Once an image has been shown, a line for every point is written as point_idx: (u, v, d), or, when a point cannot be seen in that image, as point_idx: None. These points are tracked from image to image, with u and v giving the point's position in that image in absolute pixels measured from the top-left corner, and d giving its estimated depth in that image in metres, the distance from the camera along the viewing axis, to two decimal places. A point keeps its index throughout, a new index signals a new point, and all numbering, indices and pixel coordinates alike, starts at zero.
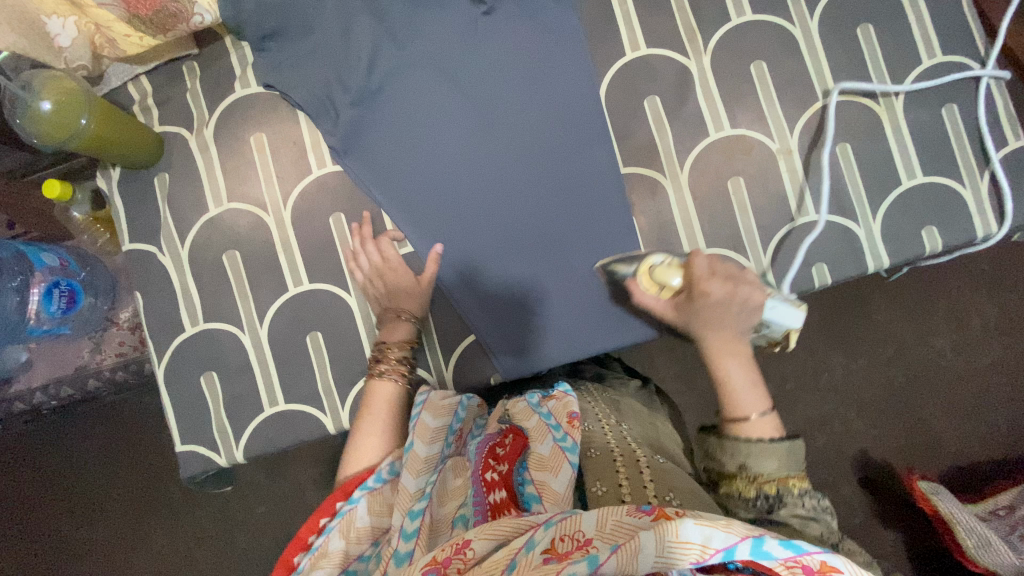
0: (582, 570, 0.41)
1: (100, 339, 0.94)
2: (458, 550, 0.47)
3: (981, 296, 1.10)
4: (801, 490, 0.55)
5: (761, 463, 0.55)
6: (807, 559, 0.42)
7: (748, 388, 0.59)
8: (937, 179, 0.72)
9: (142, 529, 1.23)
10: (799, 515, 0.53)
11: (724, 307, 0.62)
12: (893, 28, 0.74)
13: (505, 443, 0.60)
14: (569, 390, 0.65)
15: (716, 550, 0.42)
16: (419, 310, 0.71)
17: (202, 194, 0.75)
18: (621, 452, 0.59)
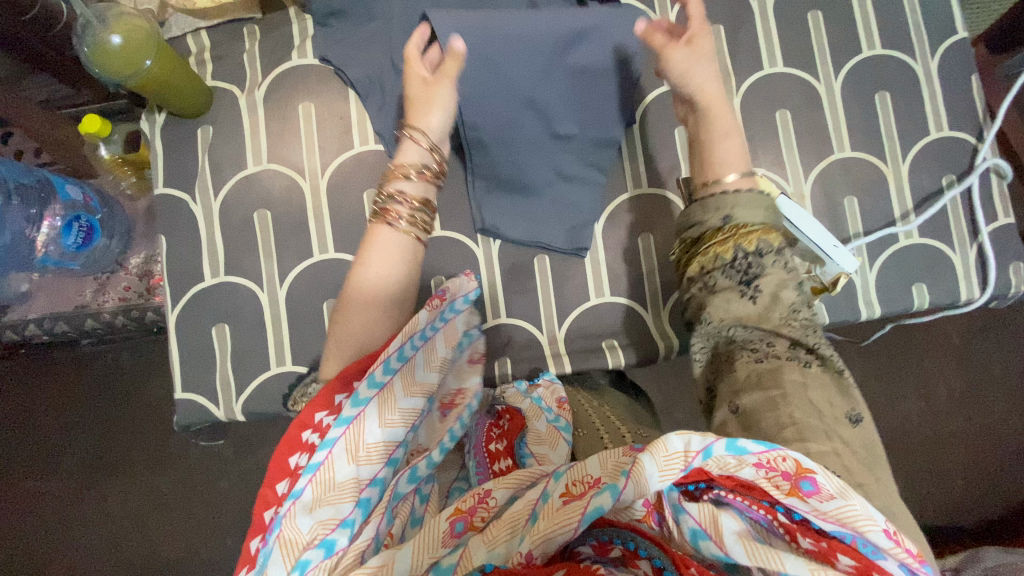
0: (606, 502, 0.40)
1: (105, 282, 0.93)
2: (481, 499, 0.46)
3: (952, 363, 1.16)
4: (777, 245, 0.57)
5: (743, 213, 0.58)
6: (782, 462, 0.41)
7: (732, 155, 0.63)
8: (931, 241, 0.78)
9: (103, 484, 1.20)
10: (780, 280, 0.56)
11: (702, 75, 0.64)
12: (908, 99, 0.80)
13: (501, 424, 0.64)
14: (553, 377, 0.71)
15: (698, 452, 0.41)
16: (426, 129, 0.66)
17: (243, 151, 0.77)
18: (607, 429, 0.62)
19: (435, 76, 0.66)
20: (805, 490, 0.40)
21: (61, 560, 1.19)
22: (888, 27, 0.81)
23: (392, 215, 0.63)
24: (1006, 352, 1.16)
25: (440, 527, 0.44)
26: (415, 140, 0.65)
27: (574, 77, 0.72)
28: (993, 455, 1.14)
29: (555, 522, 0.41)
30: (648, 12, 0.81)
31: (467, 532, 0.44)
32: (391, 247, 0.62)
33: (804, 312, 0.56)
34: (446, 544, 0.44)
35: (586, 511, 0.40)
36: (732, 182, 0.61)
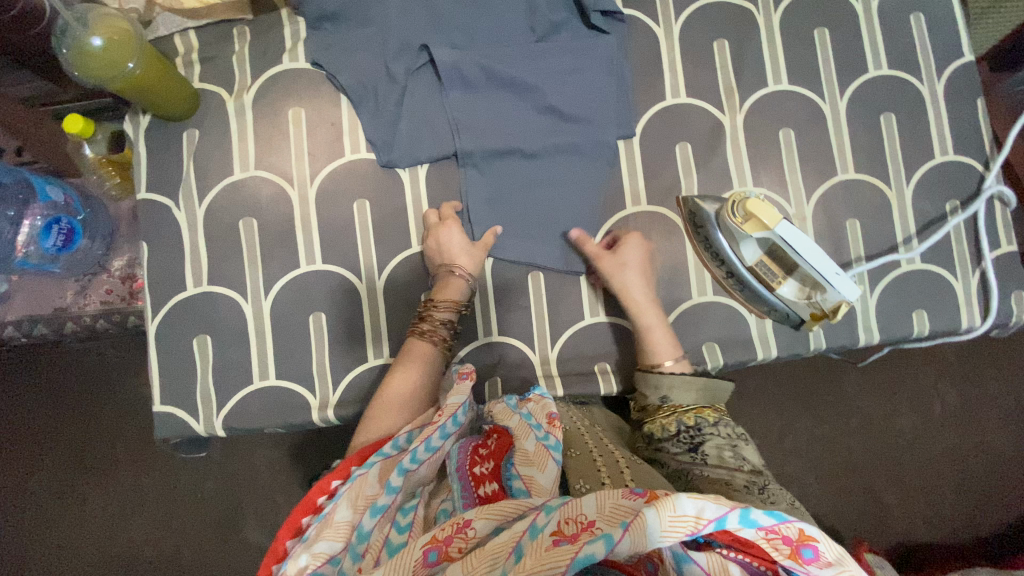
0: (599, 551, 0.38)
1: (87, 283, 0.91)
2: (460, 528, 0.44)
3: (949, 385, 1.15)
4: (716, 420, 0.61)
5: (678, 397, 0.65)
6: (786, 528, 0.39)
7: (664, 334, 0.70)
8: (933, 267, 0.77)
9: (83, 487, 1.18)
10: (720, 442, 0.58)
11: (633, 257, 0.72)
12: (913, 121, 0.79)
13: (488, 442, 0.58)
14: (544, 394, 0.65)
15: (709, 520, 0.39)
16: (472, 270, 0.71)
17: (230, 156, 0.75)
18: (601, 454, 0.58)
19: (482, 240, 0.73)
20: (806, 558, 0.39)
21: (38, 564, 1.16)
22: (895, 47, 0.80)
23: (437, 338, 0.68)
24: (1003, 375, 1.15)
25: (414, 554, 0.43)
26: (461, 274, 0.70)
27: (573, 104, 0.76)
28: (986, 479, 1.13)
29: (542, 562, 0.38)
30: (651, 24, 0.79)
31: (441, 561, 0.43)
32: (430, 366, 0.67)
33: (753, 466, 0.56)
34: (417, 573, 0.42)
35: (577, 556, 0.38)
36: (669, 366, 0.67)
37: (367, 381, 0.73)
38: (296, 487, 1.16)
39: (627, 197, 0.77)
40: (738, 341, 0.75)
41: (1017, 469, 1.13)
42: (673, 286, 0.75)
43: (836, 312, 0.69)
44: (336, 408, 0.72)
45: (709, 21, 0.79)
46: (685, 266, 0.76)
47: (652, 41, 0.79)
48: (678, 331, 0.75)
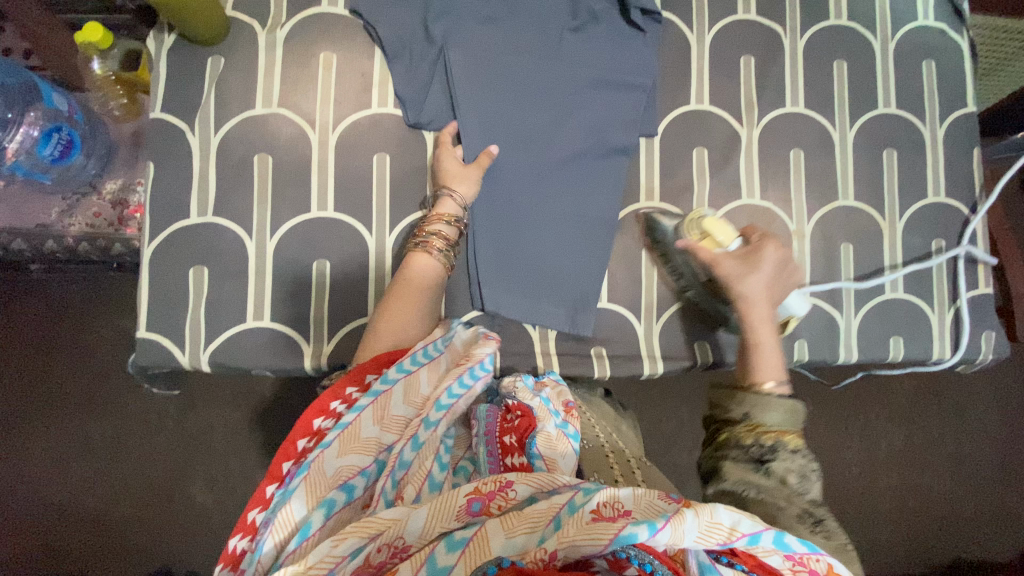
0: (641, 533, 0.41)
1: (74, 203, 0.86)
2: (502, 488, 0.46)
3: (904, 421, 1.21)
4: (797, 446, 0.56)
5: (763, 414, 0.58)
6: (814, 562, 0.44)
7: (774, 358, 0.62)
8: (914, 298, 0.81)
9: (29, 418, 1.12)
10: (790, 467, 0.54)
11: (778, 271, 0.66)
12: (913, 160, 0.84)
13: (510, 418, 0.57)
14: (558, 380, 0.67)
15: (742, 534, 0.43)
16: (466, 193, 0.71)
17: (254, 91, 0.73)
18: (612, 449, 0.61)
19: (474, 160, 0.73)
20: None
21: None
22: (904, 89, 0.84)
23: (434, 248, 0.67)
24: (952, 418, 1.22)
25: (458, 502, 0.45)
26: (455, 198, 0.70)
27: (601, 94, 0.77)
28: (926, 512, 1.20)
29: (584, 533, 0.42)
30: (685, 30, 0.81)
31: (481, 513, 0.45)
32: (429, 283, 0.66)
33: (811, 497, 0.54)
34: (458, 519, 0.45)
35: (620, 534, 0.41)
36: (767, 387, 0.60)
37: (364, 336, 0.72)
38: (259, 445, 1.13)
39: (642, 191, 0.79)
40: (729, 343, 0.77)
41: (955, 506, 1.20)
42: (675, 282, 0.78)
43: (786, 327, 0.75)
44: (329, 359, 0.71)
45: (738, 36, 0.82)
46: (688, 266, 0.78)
47: (684, 45, 0.81)
48: (674, 326, 0.77)
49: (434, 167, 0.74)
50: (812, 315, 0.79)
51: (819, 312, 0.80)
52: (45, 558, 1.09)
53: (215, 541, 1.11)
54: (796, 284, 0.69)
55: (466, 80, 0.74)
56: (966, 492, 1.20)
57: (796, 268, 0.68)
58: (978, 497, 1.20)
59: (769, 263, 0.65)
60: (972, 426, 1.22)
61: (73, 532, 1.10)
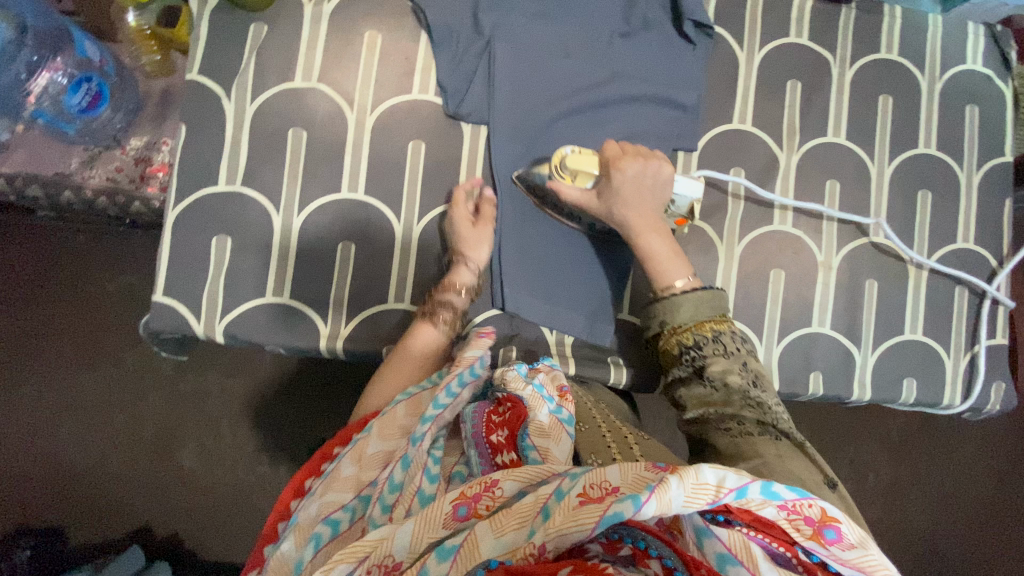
0: (627, 510, 0.38)
1: (96, 155, 0.84)
2: (488, 488, 0.45)
3: (899, 458, 1.22)
4: (717, 333, 0.58)
5: (677, 316, 0.60)
6: (808, 508, 0.41)
7: (669, 258, 0.64)
8: (932, 341, 0.81)
9: (27, 366, 1.11)
10: (718, 358, 0.57)
11: (636, 182, 0.66)
12: (946, 203, 0.83)
13: (501, 410, 0.56)
14: (552, 366, 0.65)
15: (729, 490, 0.40)
16: (478, 255, 0.70)
17: (294, 62, 0.72)
18: (611, 430, 0.58)
19: (481, 216, 0.71)
20: (828, 538, 0.41)
21: None
22: (945, 131, 0.84)
23: (440, 320, 0.68)
24: (946, 460, 1.22)
25: (444, 509, 0.44)
26: (470, 264, 0.70)
27: (645, 104, 0.76)
28: (906, 550, 1.21)
29: (571, 519, 0.39)
30: (735, 47, 0.80)
31: (469, 517, 0.44)
32: (434, 348, 0.67)
33: (755, 378, 0.56)
34: (446, 526, 0.44)
35: (605, 514, 0.38)
36: (678, 287, 0.62)
37: (380, 326, 0.72)
38: (256, 417, 1.12)
39: None
40: None
41: (936, 546, 1.21)
42: None
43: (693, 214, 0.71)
44: (345, 345, 0.71)
45: (788, 60, 0.81)
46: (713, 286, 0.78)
47: (733, 63, 0.80)
48: None
49: (444, 227, 0.72)
50: (829, 347, 0.79)
51: (837, 346, 0.79)
52: (28, 509, 1.08)
53: (202, 509, 1.11)
54: (672, 178, 0.67)
55: (511, 74, 0.73)
56: (949, 534, 1.22)
57: (660, 164, 0.66)
58: (959, 540, 1.22)
59: (627, 182, 0.66)
60: (964, 470, 1.23)
61: (59, 486, 1.09)
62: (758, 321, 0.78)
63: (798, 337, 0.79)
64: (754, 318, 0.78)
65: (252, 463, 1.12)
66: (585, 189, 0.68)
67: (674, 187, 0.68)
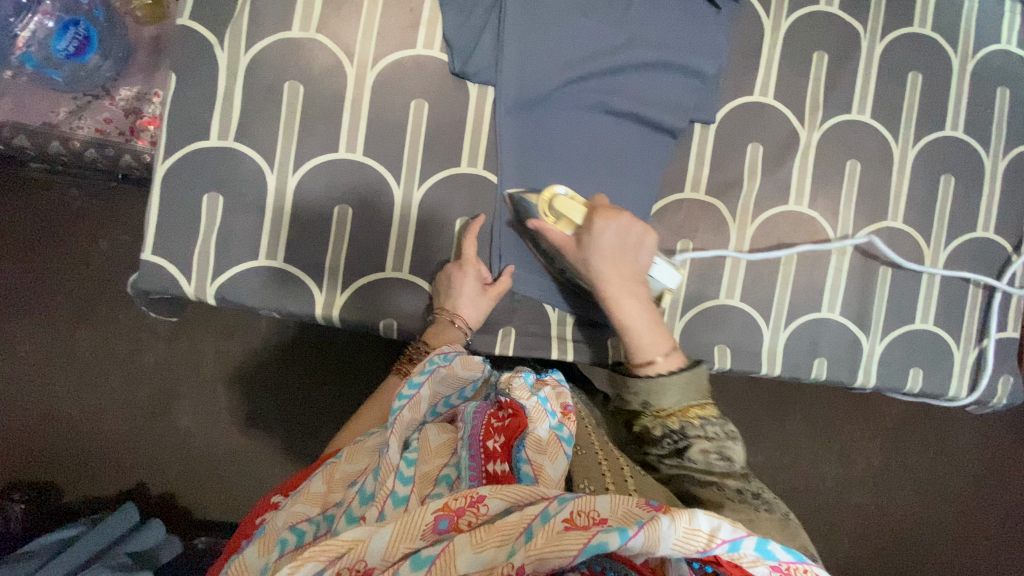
0: (613, 542, 0.39)
1: (84, 105, 0.80)
2: (473, 503, 0.44)
3: (893, 446, 1.22)
4: (704, 418, 0.56)
5: (661, 397, 0.57)
6: (801, 572, 0.42)
7: (649, 331, 0.60)
8: (942, 332, 0.79)
9: (16, 319, 1.09)
10: (710, 448, 0.54)
11: (616, 242, 0.61)
12: (969, 189, 0.80)
13: (501, 416, 0.55)
14: (560, 379, 0.62)
15: (723, 541, 0.41)
16: (472, 321, 0.67)
17: (292, 10, 0.67)
18: (606, 456, 0.56)
19: (487, 288, 0.68)
20: None
21: None
22: (975, 113, 0.80)
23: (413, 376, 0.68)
24: (940, 450, 1.22)
25: (425, 519, 0.43)
26: (462, 328, 0.66)
27: (663, 71, 0.72)
28: (892, 536, 1.22)
29: (553, 543, 0.40)
30: (761, 13, 0.76)
31: (450, 530, 0.43)
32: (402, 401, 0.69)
33: (737, 465, 0.54)
34: (424, 538, 0.43)
35: (590, 543, 0.39)
36: (659, 363, 0.58)
37: (376, 298, 0.70)
38: (250, 381, 1.11)
39: (688, 181, 0.75)
40: (750, 352, 0.76)
41: (921, 533, 1.22)
42: (706, 281, 0.75)
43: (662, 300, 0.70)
44: (341, 315, 0.69)
45: (816, 29, 0.77)
46: (722, 267, 0.75)
47: (758, 30, 0.75)
48: (697, 327, 0.75)
49: (442, 282, 0.69)
50: (837, 333, 0.77)
51: (845, 331, 0.77)
52: (20, 461, 1.08)
53: (195, 469, 1.11)
54: (656, 247, 0.63)
55: (522, 33, 0.69)
56: (936, 523, 1.22)
57: (643, 230, 0.62)
58: (945, 530, 1.23)
59: (607, 242, 0.61)
60: (958, 461, 1.22)
61: (53, 441, 1.09)
62: (766, 305, 0.76)
63: (806, 322, 0.77)
64: (762, 301, 0.76)
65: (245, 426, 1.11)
66: (565, 235, 0.62)
67: (651, 270, 0.65)
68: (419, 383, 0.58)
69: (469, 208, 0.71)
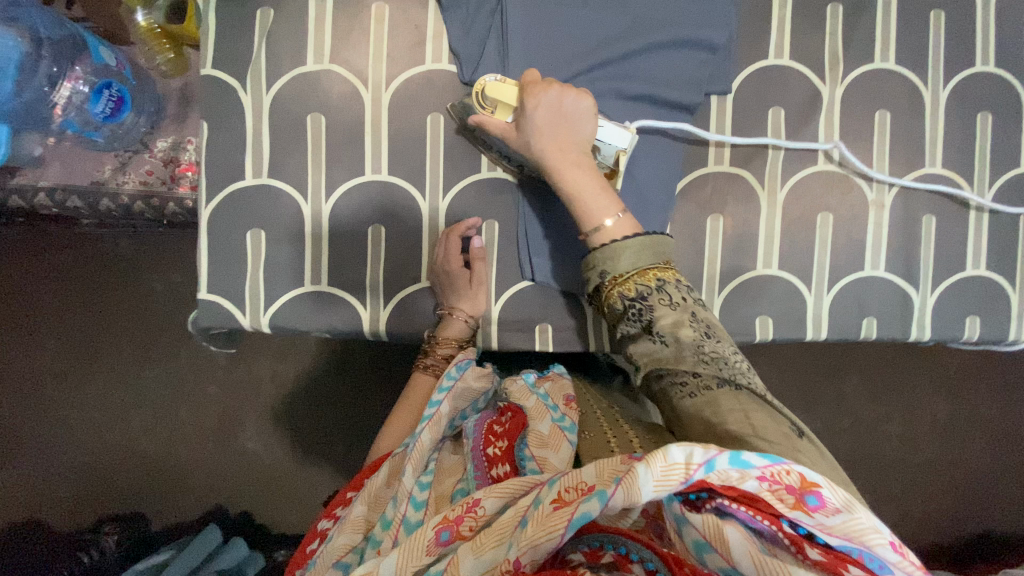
0: (594, 508, 0.38)
1: (127, 161, 0.86)
2: (470, 508, 0.45)
3: (958, 399, 1.17)
4: (662, 281, 0.56)
5: (616, 263, 0.57)
6: (786, 476, 0.40)
7: (596, 194, 0.60)
8: (996, 276, 0.76)
9: (88, 368, 1.17)
10: (675, 316, 0.54)
11: (552, 115, 0.61)
12: (1009, 123, 0.76)
13: (502, 421, 0.58)
14: (562, 373, 0.67)
15: (699, 464, 0.38)
16: (472, 309, 0.70)
17: (305, 45, 0.70)
18: (613, 431, 0.57)
19: (471, 275, 0.70)
20: (810, 505, 0.39)
21: (38, 437, 1.16)
22: (1009, 43, 0.76)
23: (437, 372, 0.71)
24: (1008, 396, 1.17)
25: (427, 535, 0.45)
26: (462, 317, 0.70)
27: (672, 47, 0.71)
28: (966, 490, 1.17)
29: (542, 528, 0.39)
30: None
31: (452, 541, 0.45)
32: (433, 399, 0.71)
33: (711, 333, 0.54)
34: (430, 553, 0.44)
35: (574, 517, 0.38)
36: (608, 227, 0.58)
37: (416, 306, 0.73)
38: (305, 401, 1.16)
39: (710, 156, 0.74)
40: (792, 319, 0.75)
41: (997, 484, 1.18)
42: (739, 254, 0.74)
43: (618, 167, 0.68)
44: (385, 326, 0.72)
45: None
46: (755, 236, 0.74)
47: None
48: (736, 301, 0.74)
49: (434, 277, 0.71)
50: (884, 291, 0.75)
51: (892, 288, 0.75)
52: (108, 495, 1.17)
53: (268, 484, 1.18)
54: (594, 110, 0.62)
55: (525, 32, 0.69)
56: (1011, 471, 1.18)
57: (576, 94, 0.62)
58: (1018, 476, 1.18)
59: (542, 115, 0.61)
60: None
61: (137, 475, 1.17)
62: (805, 270, 0.75)
63: (848, 283, 0.75)
64: (800, 266, 0.75)
65: (306, 443, 1.17)
66: (506, 123, 0.64)
67: (597, 135, 0.65)
68: (436, 400, 0.60)
69: (494, 210, 0.72)
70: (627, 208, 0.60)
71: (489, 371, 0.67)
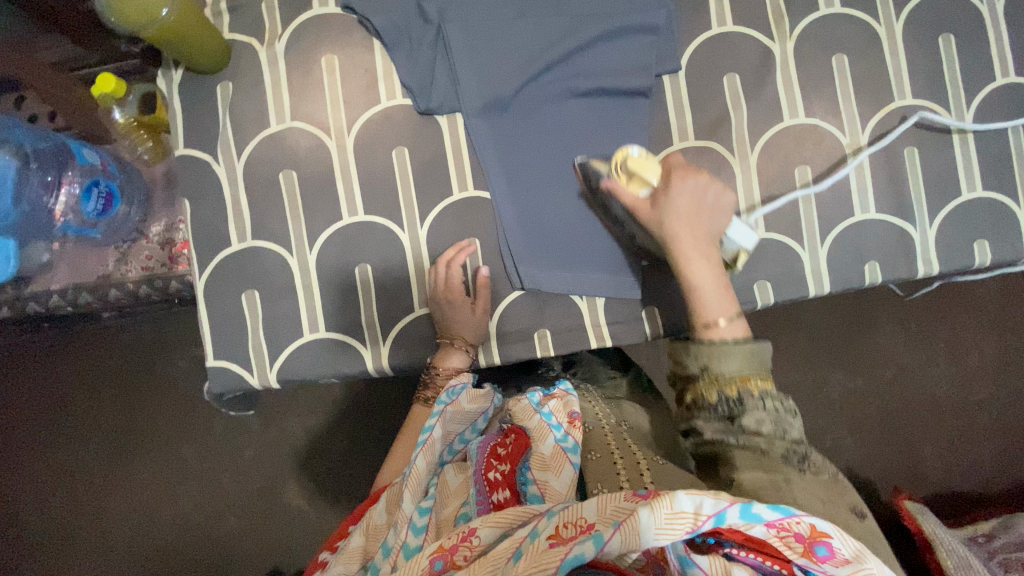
0: (589, 550, 0.39)
1: (127, 250, 0.90)
2: (465, 538, 0.46)
3: (996, 328, 1.11)
4: (763, 390, 0.53)
5: (721, 363, 0.54)
6: (796, 525, 0.40)
7: (717, 291, 0.59)
8: (996, 195, 0.73)
9: (129, 454, 1.21)
10: (764, 417, 0.51)
11: (695, 200, 0.63)
12: (973, 40, 0.74)
13: (506, 442, 0.57)
14: (568, 390, 0.63)
15: (707, 516, 0.39)
16: (472, 339, 0.72)
17: (267, 109, 0.73)
18: (621, 454, 0.56)
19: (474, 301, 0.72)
20: (818, 555, 0.40)
21: (93, 532, 1.20)
22: None
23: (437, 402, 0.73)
24: None
25: (422, 563, 0.45)
26: (461, 348, 0.71)
27: (614, 37, 0.72)
28: None
29: (536, 564, 0.40)
30: None
31: (446, 570, 0.45)
32: None
33: (795, 438, 0.51)
34: None
35: (567, 558, 0.39)
36: (721, 327, 0.56)
37: (414, 335, 0.74)
38: (336, 449, 1.18)
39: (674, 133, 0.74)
40: (791, 279, 0.73)
41: None
42: None
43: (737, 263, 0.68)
44: (389, 361, 0.73)
45: None
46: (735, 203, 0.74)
47: None
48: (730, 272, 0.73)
49: (433, 305, 0.72)
50: (880, 232, 0.73)
51: (889, 228, 0.73)
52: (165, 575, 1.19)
53: (315, 540, 1.18)
54: (732, 208, 0.64)
55: (469, 53, 0.71)
56: None
57: (720, 190, 0.64)
58: None
59: (684, 199, 0.63)
60: None
61: (188, 551, 1.19)
62: (795, 226, 0.73)
63: (842, 232, 0.73)
64: (789, 223, 0.73)
65: (343, 491, 1.17)
66: (640, 195, 0.65)
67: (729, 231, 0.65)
68: (430, 426, 0.61)
69: (472, 228, 0.73)
70: (742, 311, 0.58)
71: (487, 393, 0.67)
